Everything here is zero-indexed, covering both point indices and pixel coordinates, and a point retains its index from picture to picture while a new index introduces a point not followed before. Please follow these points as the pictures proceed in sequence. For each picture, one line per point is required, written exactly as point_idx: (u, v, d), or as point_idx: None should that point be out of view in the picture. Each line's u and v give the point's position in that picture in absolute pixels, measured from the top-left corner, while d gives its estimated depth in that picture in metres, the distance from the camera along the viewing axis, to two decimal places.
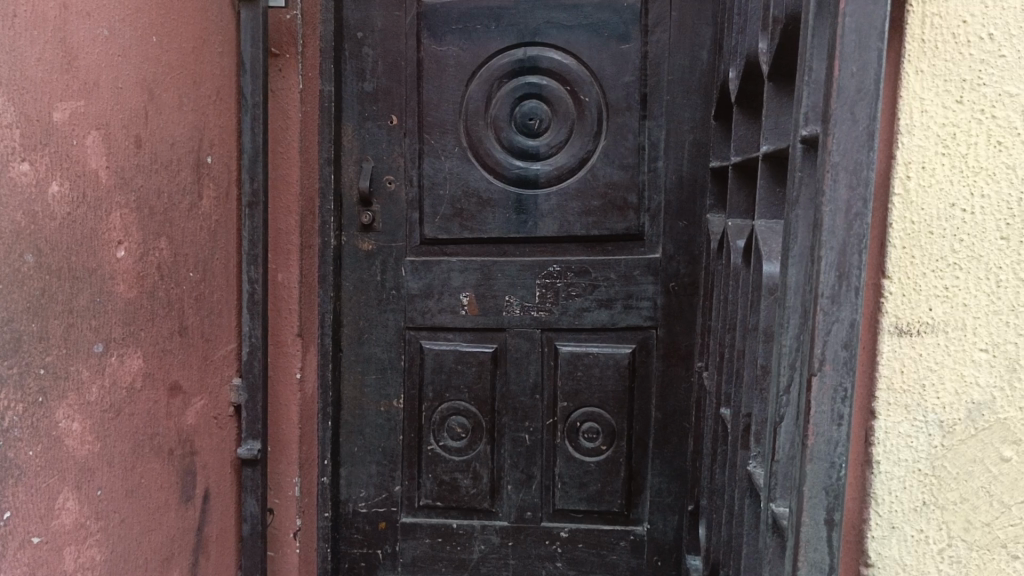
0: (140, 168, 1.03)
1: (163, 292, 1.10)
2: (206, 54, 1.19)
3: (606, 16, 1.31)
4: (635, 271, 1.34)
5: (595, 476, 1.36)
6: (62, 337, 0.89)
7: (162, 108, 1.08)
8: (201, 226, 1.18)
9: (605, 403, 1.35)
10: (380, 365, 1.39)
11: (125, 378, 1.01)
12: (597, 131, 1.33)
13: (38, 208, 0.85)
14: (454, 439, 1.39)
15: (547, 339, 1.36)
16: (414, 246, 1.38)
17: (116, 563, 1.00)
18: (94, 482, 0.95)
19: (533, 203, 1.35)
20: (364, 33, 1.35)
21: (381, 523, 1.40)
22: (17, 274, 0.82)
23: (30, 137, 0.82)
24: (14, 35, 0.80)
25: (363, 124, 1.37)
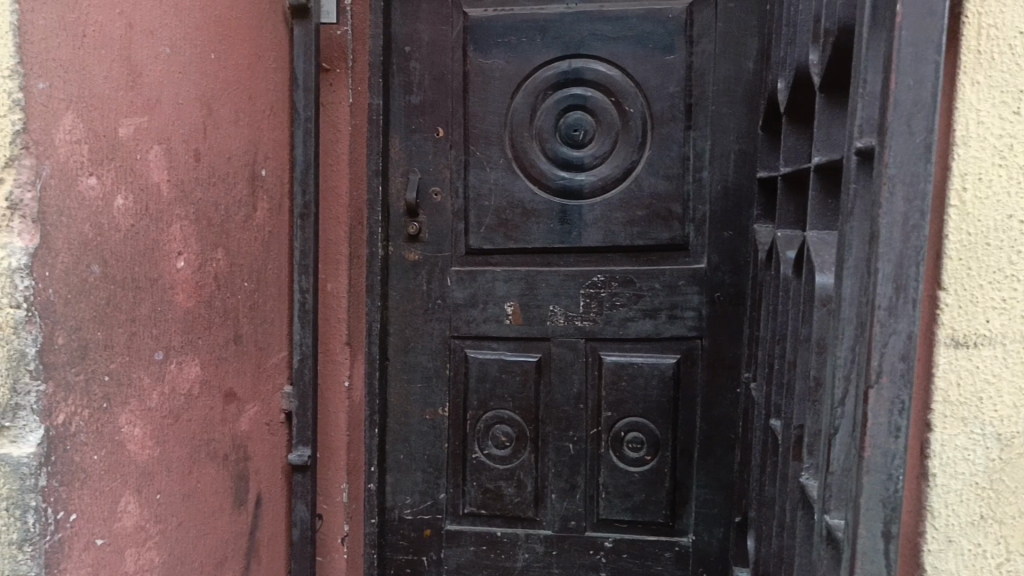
0: (198, 181, 1.06)
1: (219, 302, 1.12)
2: (261, 70, 1.23)
3: (651, 27, 1.32)
4: (680, 281, 1.34)
5: (640, 486, 1.36)
6: (125, 345, 0.92)
7: (220, 123, 1.11)
8: (255, 236, 1.22)
9: (649, 413, 1.35)
10: (426, 374, 1.41)
11: (183, 385, 1.04)
12: (642, 142, 1.34)
13: (105, 221, 0.87)
14: (498, 448, 1.40)
15: (591, 349, 1.37)
16: (459, 256, 1.40)
17: (173, 566, 1.02)
18: (153, 486, 0.97)
19: (577, 214, 1.36)
20: (411, 47, 1.38)
21: (426, 530, 1.42)
22: (84, 284, 0.84)
23: (98, 152, 0.85)
24: (83, 55, 0.82)
25: (410, 136, 1.39)
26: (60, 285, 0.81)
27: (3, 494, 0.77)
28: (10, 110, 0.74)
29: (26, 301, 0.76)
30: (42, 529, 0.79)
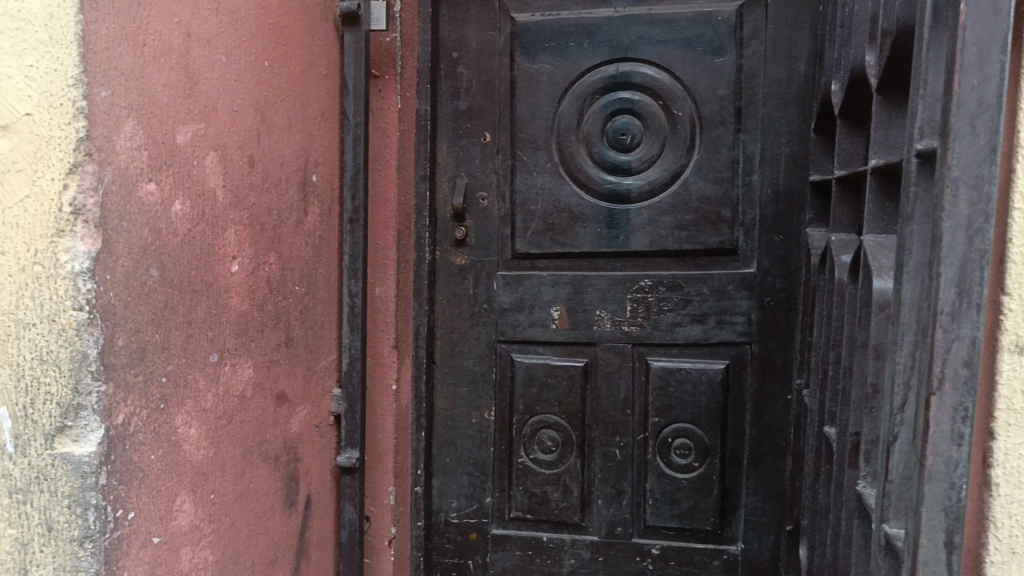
0: (253, 186, 1.08)
1: (271, 305, 1.14)
2: (312, 77, 1.25)
3: (700, 30, 1.31)
4: (729, 286, 1.32)
5: (688, 493, 1.35)
6: (181, 348, 0.93)
7: (273, 129, 1.13)
8: (306, 241, 1.24)
9: (698, 419, 1.34)
10: (472, 378, 1.41)
11: (237, 387, 1.06)
12: (690, 146, 1.33)
13: (163, 225, 0.89)
14: (545, 452, 1.39)
15: (638, 354, 1.36)
16: (506, 261, 1.40)
17: (227, 565, 1.04)
18: (208, 485, 0.99)
19: (625, 218, 1.35)
20: (459, 52, 1.39)
21: (472, 534, 1.42)
22: (143, 288, 0.86)
23: (157, 159, 0.87)
24: (143, 63, 0.84)
25: (458, 141, 1.40)
26: (121, 287, 0.83)
27: (65, 491, 0.79)
28: (75, 118, 0.76)
29: (89, 304, 0.78)
30: (103, 527, 0.81)
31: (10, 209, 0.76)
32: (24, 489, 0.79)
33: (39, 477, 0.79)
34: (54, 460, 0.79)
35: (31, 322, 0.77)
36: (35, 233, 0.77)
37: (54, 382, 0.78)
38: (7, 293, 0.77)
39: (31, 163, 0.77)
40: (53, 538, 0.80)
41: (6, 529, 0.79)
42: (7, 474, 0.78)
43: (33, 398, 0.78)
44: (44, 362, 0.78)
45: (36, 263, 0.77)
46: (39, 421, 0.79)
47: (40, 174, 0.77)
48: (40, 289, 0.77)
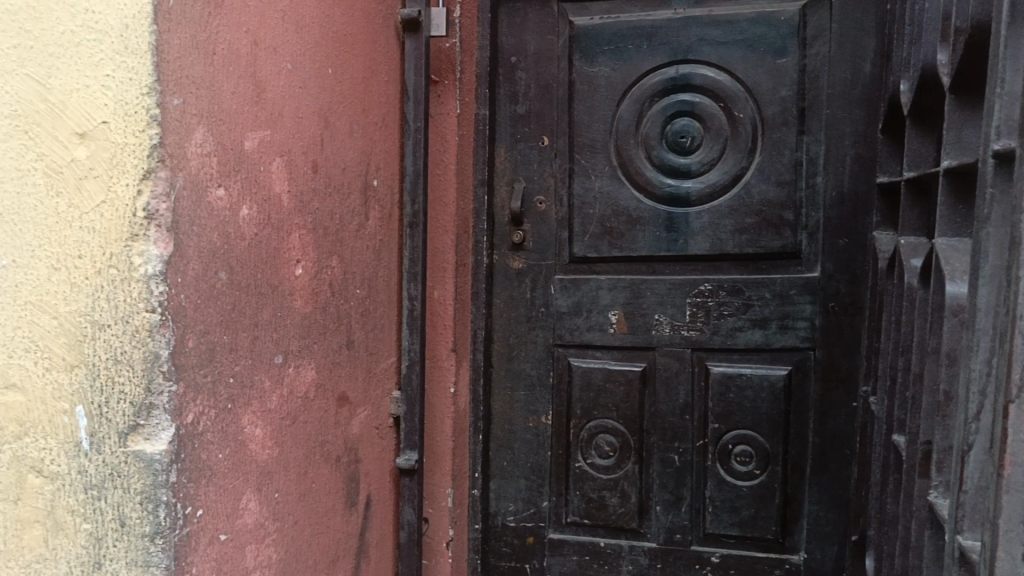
0: (316, 191, 1.10)
1: (333, 308, 1.16)
2: (374, 83, 1.27)
3: (762, 30, 1.29)
4: (791, 290, 1.30)
5: (748, 501, 1.32)
6: (248, 349, 0.96)
7: (336, 135, 1.15)
8: (367, 245, 1.26)
9: (759, 426, 1.32)
10: (530, 381, 1.41)
11: (300, 389, 1.08)
12: (752, 148, 1.31)
13: (231, 230, 0.91)
14: (602, 457, 1.39)
15: (698, 359, 1.34)
16: (564, 264, 1.40)
17: (290, 562, 1.06)
18: (272, 484, 1.01)
19: (684, 221, 1.34)
20: (518, 57, 1.39)
21: (530, 537, 1.42)
22: (212, 290, 0.88)
23: (226, 165, 0.90)
24: (213, 72, 0.87)
25: (516, 145, 1.40)
26: (191, 290, 0.85)
27: (137, 488, 0.81)
28: (148, 125, 0.78)
29: (161, 307, 0.80)
30: (173, 523, 0.83)
31: (89, 214, 0.79)
32: (99, 485, 0.82)
33: (113, 474, 0.81)
34: (127, 458, 0.81)
35: (107, 323, 0.80)
36: (111, 237, 0.79)
37: (128, 382, 0.80)
38: (85, 295, 0.80)
39: (107, 170, 0.79)
40: (126, 534, 0.81)
41: (82, 523, 0.82)
42: (83, 470, 0.82)
43: (108, 397, 0.80)
44: (119, 362, 0.80)
45: (111, 266, 0.79)
46: (113, 419, 0.81)
47: (115, 181, 0.78)
48: (115, 291, 0.79)
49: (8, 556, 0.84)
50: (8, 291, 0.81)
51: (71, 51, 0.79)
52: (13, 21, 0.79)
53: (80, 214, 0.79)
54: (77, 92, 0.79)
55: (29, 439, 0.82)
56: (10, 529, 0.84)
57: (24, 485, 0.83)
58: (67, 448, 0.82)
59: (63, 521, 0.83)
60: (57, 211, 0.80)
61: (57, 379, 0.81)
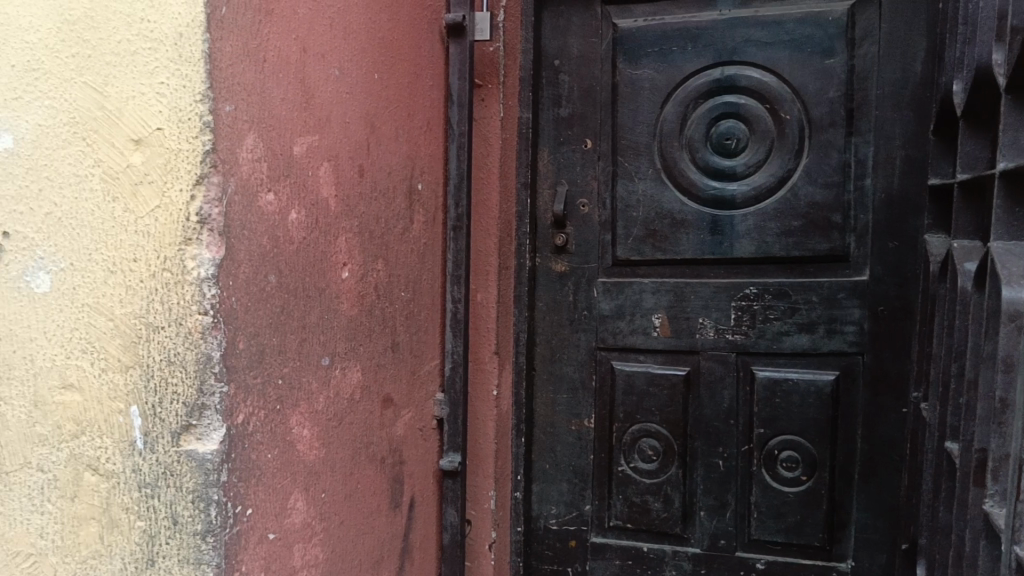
0: (363, 195, 1.12)
1: (379, 311, 1.18)
2: (419, 87, 1.28)
3: (809, 31, 1.27)
4: (839, 294, 1.28)
5: (795, 507, 1.31)
6: (296, 351, 0.97)
7: (382, 140, 1.17)
8: (412, 248, 1.27)
9: (805, 432, 1.30)
10: (572, 385, 1.41)
11: (346, 390, 1.10)
12: (798, 150, 1.29)
13: (280, 233, 0.93)
14: (645, 462, 1.38)
15: (743, 364, 1.33)
16: (607, 268, 1.40)
17: (336, 562, 1.07)
18: (319, 485, 1.03)
19: (729, 224, 1.33)
20: (561, 60, 1.40)
21: (572, 541, 1.42)
22: (262, 293, 0.90)
23: (276, 169, 0.91)
24: (264, 79, 0.88)
25: (559, 148, 1.41)
26: (242, 293, 0.86)
27: (189, 487, 0.83)
28: (201, 132, 0.79)
29: (212, 309, 0.82)
30: (223, 522, 0.84)
31: (144, 218, 0.81)
32: (152, 483, 0.83)
33: (166, 472, 0.83)
34: (179, 457, 0.83)
35: (161, 325, 0.81)
36: (164, 241, 0.81)
37: (181, 383, 0.82)
38: (140, 297, 0.82)
39: (162, 175, 0.80)
40: (178, 532, 0.83)
41: (136, 520, 0.84)
42: (137, 468, 0.83)
43: (162, 397, 0.82)
44: (172, 363, 0.82)
45: (165, 269, 0.81)
46: (166, 419, 0.83)
47: (169, 186, 0.80)
48: (169, 294, 0.81)
49: (66, 551, 0.87)
50: (67, 293, 0.84)
51: (127, 60, 0.81)
52: (72, 31, 0.82)
53: (136, 219, 0.81)
54: (132, 99, 0.81)
55: (86, 437, 0.85)
56: (68, 525, 0.86)
57: (81, 483, 0.85)
58: (122, 447, 0.84)
59: (118, 518, 0.85)
60: (114, 216, 0.82)
61: (112, 380, 0.83)
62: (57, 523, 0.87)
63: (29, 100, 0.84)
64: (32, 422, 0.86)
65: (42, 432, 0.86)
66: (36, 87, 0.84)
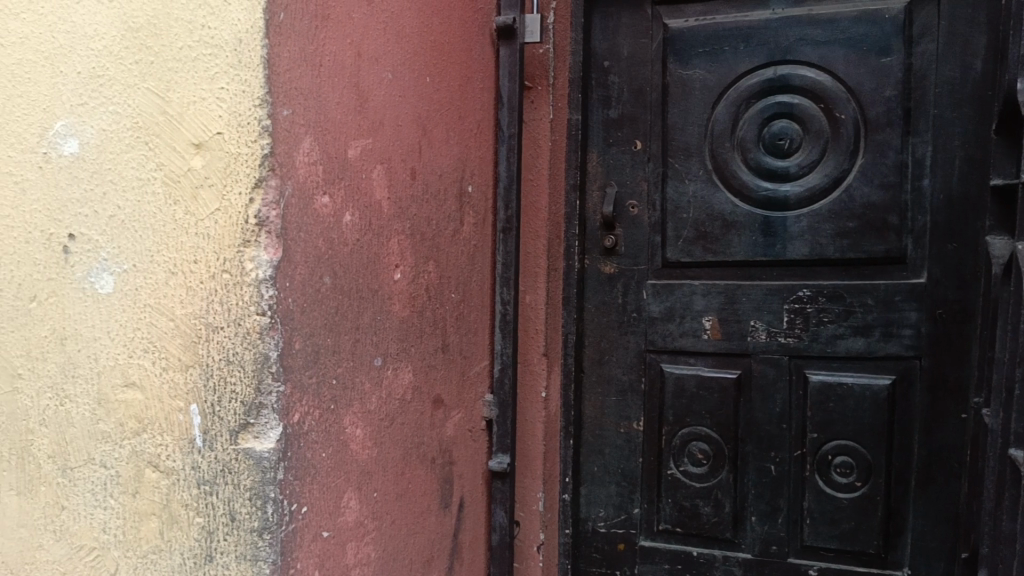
0: (414, 197, 1.12)
1: (429, 312, 1.19)
2: (470, 90, 1.29)
3: (865, 29, 1.25)
4: (896, 296, 1.25)
5: (849, 513, 1.28)
6: (350, 351, 0.98)
7: (433, 142, 1.18)
8: (462, 249, 1.28)
9: (860, 437, 1.27)
10: (621, 387, 1.41)
11: (398, 390, 1.10)
12: (853, 150, 1.27)
13: (335, 235, 0.94)
14: (695, 465, 1.36)
15: (796, 367, 1.31)
16: (657, 269, 1.39)
17: (387, 561, 1.08)
18: (372, 484, 1.04)
19: (782, 226, 1.31)
20: (610, 61, 1.39)
21: (621, 544, 1.41)
22: (317, 294, 0.91)
23: (331, 172, 0.92)
24: (320, 83, 0.89)
25: (608, 150, 1.40)
26: (298, 294, 0.87)
27: (247, 484, 0.84)
28: (259, 136, 0.81)
29: (270, 310, 0.83)
30: (280, 519, 0.85)
31: (204, 220, 0.83)
32: (211, 480, 0.85)
33: (224, 470, 0.84)
34: (238, 455, 0.84)
35: (220, 325, 0.83)
36: (224, 243, 0.82)
37: (239, 382, 0.83)
38: (200, 298, 0.83)
39: (221, 178, 0.82)
40: (235, 528, 0.84)
41: (195, 516, 0.86)
42: (197, 466, 0.85)
43: (221, 396, 0.84)
44: (231, 363, 0.83)
45: (224, 270, 0.82)
46: (225, 417, 0.84)
47: (229, 189, 0.82)
48: (228, 295, 0.82)
49: (128, 546, 0.89)
50: (130, 294, 0.86)
51: (188, 65, 0.83)
52: (136, 38, 0.84)
53: (196, 221, 0.83)
54: (193, 104, 0.82)
55: (147, 435, 0.87)
56: (129, 520, 0.89)
57: (142, 480, 0.87)
58: (182, 444, 0.85)
59: (177, 514, 0.86)
60: (176, 218, 0.84)
61: (173, 378, 0.85)
62: (119, 518, 0.89)
63: (94, 106, 0.87)
64: (95, 419, 0.89)
65: (105, 429, 0.89)
66: (100, 93, 0.86)
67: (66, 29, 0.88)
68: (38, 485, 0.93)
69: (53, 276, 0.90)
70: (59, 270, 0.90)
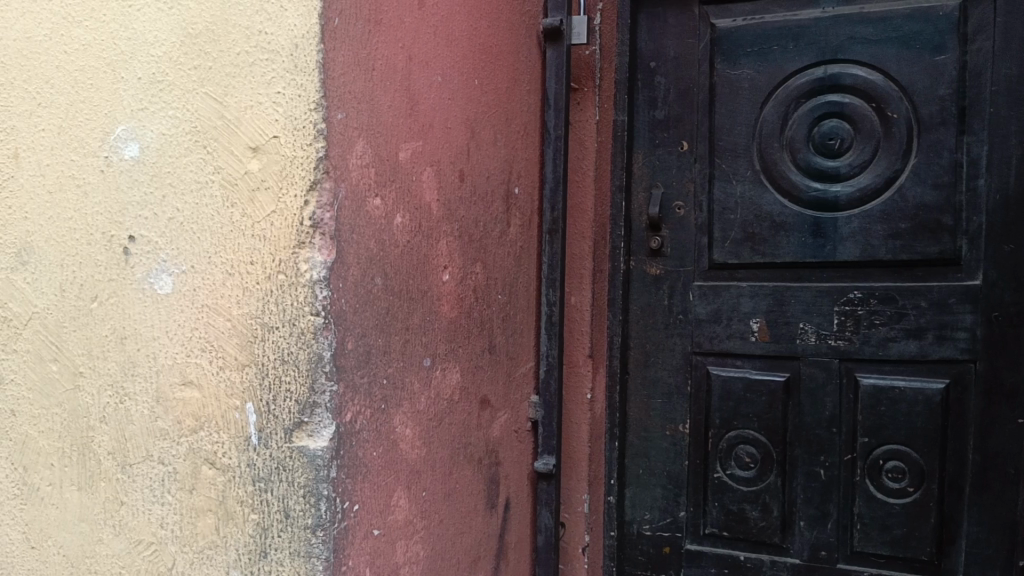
0: (463, 200, 1.13)
1: (477, 313, 1.19)
2: (517, 92, 1.29)
3: (918, 26, 1.23)
4: (950, 299, 1.23)
5: (901, 519, 1.26)
6: (400, 352, 0.99)
7: (481, 144, 1.18)
8: (509, 251, 1.28)
9: (912, 441, 1.25)
10: (667, 389, 1.40)
11: (446, 391, 1.11)
12: (906, 150, 1.25)
13: (386, 237, 0.95)
14: (743, 469, 1.35)
15: (846, 371, 1.29)
16: (703, 271, 1.38)
17: (435, 561, 1.09)
18: (421, 484, 1.05)
19: (833, 227, 1.29)
20: (657, 62, 1.39)
21: (666, 548, 1.40)
22: (369, 295, 0.92)
23: (383, 175, 0.93)
24: (372, 87, 0.91)
25: (654, 151, 1.39)
26: (351, 294, 0.89)
27: (301, 482, 0.85)
28: (314, 139, 0.82)
29: (324, 310, 0.84)
30: (333, 516, 0.86)
31: (261, 223, 0.84)
32: (266, 478, 0.86)
33: (279, 468, 0.86)
34: (292, 453, 0.85)
35: (275, 325, 0.85)
36: (280, 245, 0.84)
37: (294, 381, 0.84)
38: (256, 298, 0.85)
39: (278, 181, 0.83)
40: (290, 525, 0.86)
41: (250, 513, 0.87)
42: (253, 463, 0.87)
43: (276, 395, 0.85)
44: (286, 362, 0.85)
45: (280, 271, 0.84)
46: (280, 415, 0.85)
47: (285, 191, 0.83)
48: (283, 296, 0.84)
49: (184, 541, 0.91)
50: (188, 295, 0.88)
51: (245, 70, 0.84)
52: (194, 44, 0.87)
53: (253, 223, 0.85)
54: (250, 108, 0.84)
55: (203, 433, 0.89)
56: (186, 516, 0.91)
57: (199, 476, 0.89)
58: (238, 442, 0.87)
59: (233, 511, 0.88)
60: (233, 220, 0.86)
61: (230, 377, 0.87)
62: (176, 514, 0.91)
63: (154, 110, 0.89)
64: (154, 417, 0.91)
65: (163, 427, 0.91)
66: (160, 98, 0.88)
67: (127, 36, 0.90)
68: (97, 480, 0.96)
69: (114, 276, 0.93)
70: (120, 271, 0.92)
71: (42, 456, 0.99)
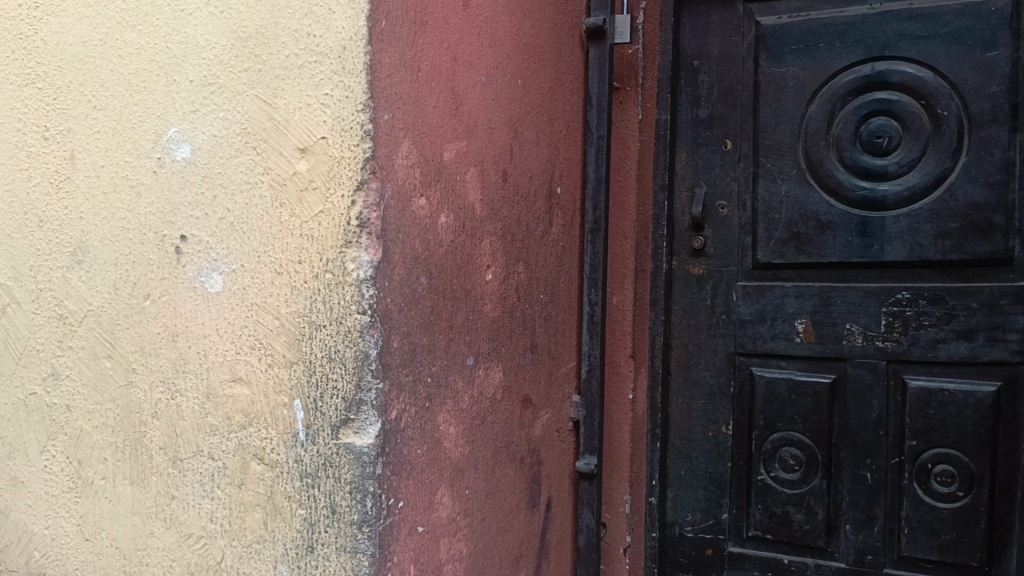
0: (506, 199, 1.14)
1: (519, 312, 1.20)
2: (559, 92, 1.30)
3: (969, 22, 1.21)
4: (1001, 300, 1.21)
5: (949, 524, 1.23)
6: (444, 350, 1.00)
7: (524, 144, 1.19)
8: (552, 250, 1.29)
9: (962, 445, 1.23)
10: (709, 390, 1.39)
11: (489, 390, 1.12)
12: (956, 148, 1.23)
13: (430, 237, 0.96)
14: (787, 471, 1.33)
15: (894, 373, 1.27)
16: (747, 271, 1.36)
17: (478, 559, 1.09)
18: (464, 482, 1.06)
19: (880, 226, 1.27)
20: (700, 61, 1.38)
21: (708, 550, 1.39)
22: (414, 294, 0.93)
23: (428, 174, 0.94)
24: (418, 88, 0.92)
25: (697, 150, 1.38)
26: (396, 293, 0.89)
27: (348, 478, 0.86)
28: (362, 140, 0.83)
29: (370, 309, 0.85)
30: (378, 513, 0.87)
31: (309, 222, 0.86)
32: (313, 474, 0.88)
33: (325, 464, 0.87)
34: (339, 449, 0.86)
35: (323, 324, 0.86)
36: (327, 244, 0.85)
37: (341, 378, 0.86)
38: (304, 297, 0.86)
39: (325, 181, 0.85)
40: (336, 521, 0.87)
41: (297, 508, 0.89)
42: (300, 460, 0.88)
43: (323, 392, 0.86)
44: (332, 360, 0.86)
45: (327, 271, 0.85)
46: (327, 413, 0.87)
47: (333, 192, 0.84)
48: (331, 295, 0.85)
49: (233, 535, 0.93)
50: (237, 293, 0.90)
51: (295, 73, 0.86)
52: (245, 47, 0.88)
53: (301, 223, 0.86)
54: (299, 109, 0.85)
55: (252, 428, 0.90)
56: (235, 510, 0.92)
57: (247, 472, 0.91)
58: (286, 439, 0.89)
59: (281, 506, 0.90)
60: (282, 220, 0.87)
61: (278, 375, 0.88)
62: (225, 508, 0.93)
63: (205, 112, 0.91)
64: (204, 413, 0.93)
65: (213, 423, 0.93)
66: (211, 100, 0.90)
67: (180, 40, 0.92)
68: (149, 474, 0.98)
69: (166, 275, 0.95)
70: (172, 270, 0.94)
71: (95, 451, 1.02)
